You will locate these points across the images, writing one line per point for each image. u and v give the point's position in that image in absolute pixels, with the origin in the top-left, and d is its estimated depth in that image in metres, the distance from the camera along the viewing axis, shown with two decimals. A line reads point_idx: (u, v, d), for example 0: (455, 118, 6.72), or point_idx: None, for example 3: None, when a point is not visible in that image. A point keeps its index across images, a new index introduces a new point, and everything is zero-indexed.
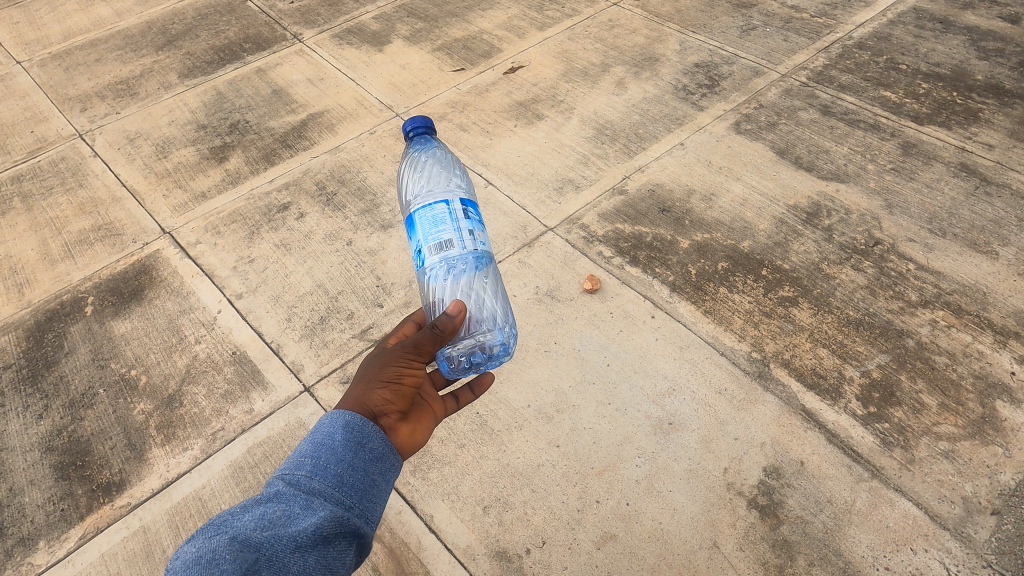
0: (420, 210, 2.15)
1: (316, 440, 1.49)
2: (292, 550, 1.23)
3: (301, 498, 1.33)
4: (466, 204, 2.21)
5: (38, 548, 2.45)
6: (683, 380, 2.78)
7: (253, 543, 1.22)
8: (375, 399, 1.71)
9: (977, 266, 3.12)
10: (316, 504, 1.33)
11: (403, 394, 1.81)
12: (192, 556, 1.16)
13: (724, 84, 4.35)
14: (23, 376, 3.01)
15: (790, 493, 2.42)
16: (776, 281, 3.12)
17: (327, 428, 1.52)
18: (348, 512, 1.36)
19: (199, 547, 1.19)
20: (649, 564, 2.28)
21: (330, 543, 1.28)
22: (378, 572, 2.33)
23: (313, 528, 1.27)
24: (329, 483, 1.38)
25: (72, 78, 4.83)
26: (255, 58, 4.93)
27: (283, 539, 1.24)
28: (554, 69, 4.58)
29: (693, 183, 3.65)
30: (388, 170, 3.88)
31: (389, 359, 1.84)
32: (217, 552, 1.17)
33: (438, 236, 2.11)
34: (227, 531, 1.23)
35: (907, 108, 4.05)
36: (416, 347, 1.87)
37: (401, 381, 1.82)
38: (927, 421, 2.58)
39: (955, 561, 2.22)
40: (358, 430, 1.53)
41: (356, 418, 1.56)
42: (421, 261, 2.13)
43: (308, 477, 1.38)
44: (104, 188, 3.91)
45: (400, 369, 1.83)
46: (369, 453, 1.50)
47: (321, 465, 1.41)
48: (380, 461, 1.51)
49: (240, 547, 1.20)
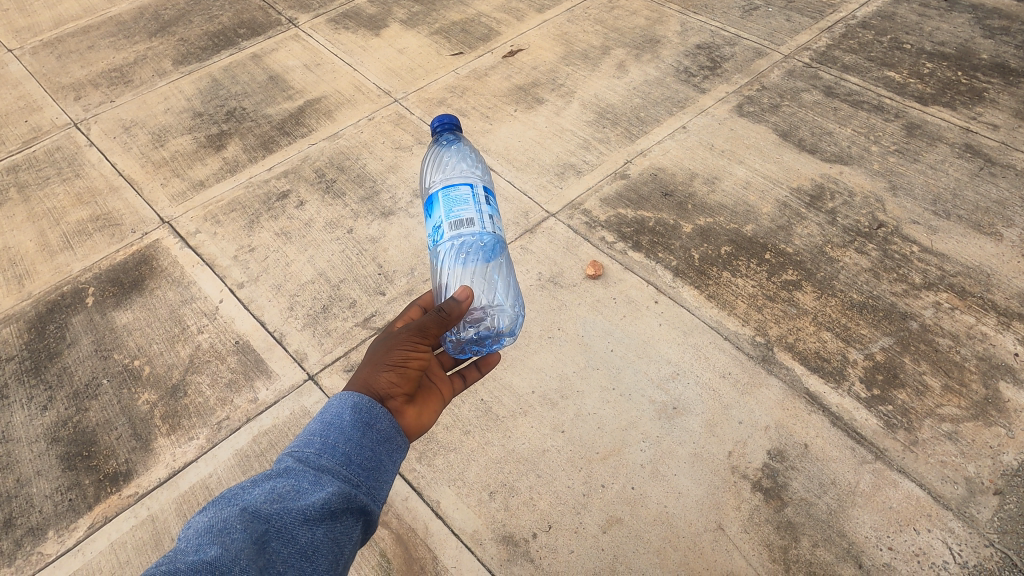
0: (443, 189, 2.17)
1: (324, 420, 1.49)
2: (300, 523, 1.24)
3: (309, 473, 1.34)
4: (488, 192, 2.24)
5: (47, 537, 2.46)
6: (686, 365, 2.79)
7: (263, 514, 1.23)
8: (382, 381, 1.70)
9: (981, 248, 3.11)
10: (324, 479, 1.35)
11: (410, 376, 1.79)
12: (203, 524, 1.18)
13: (726, 66, 4.30)
14: (26, 367, 3.00)
15: (794, 475, 2.44)
16: (779, 265, 3.11)
17: (335, 409, 1.52)
18: (356, 489, 1.37)
19: (210, 517, 1.20)
20: (654, 547, 2.30)
21: (338, 518, 1.29)
22: (386, 558, 2.34)
23: (322, 502, 1.28)
24: (337, 460, 1.39)
25: (65, 66, 4.76)
26: (250, 44, 4.86)
27: (292, 512, 1.25)
28: (554, 52, 4.52)
29: (695, 167, 3.63)
30: (388, 157, 3.85)
31: (394, 343, 1.82)
32: (227, 522, 1.18)
33: (459, 214, 2.12)
34: (238, 503, 1.24)
35: (911, 88, 4.01)
36: (421, 329, 1.87)
37: (407, 363, 1.80)
38: (930, 403, 2.59)
39: (958, 541, 2.24)
40: (367, 410, 1.53)
41: (364, 399, 1.56)
42: (438, 237, 2.14)
43: (317, 454, 1.39)
44: (101, 178, 3.88)
45: (405, 353, 1.81)
46: (377, 434, 1.50)
47: (330, 443, 1.42)
48: (388, 442, 1.52)
49: (251, 518, 1.21)
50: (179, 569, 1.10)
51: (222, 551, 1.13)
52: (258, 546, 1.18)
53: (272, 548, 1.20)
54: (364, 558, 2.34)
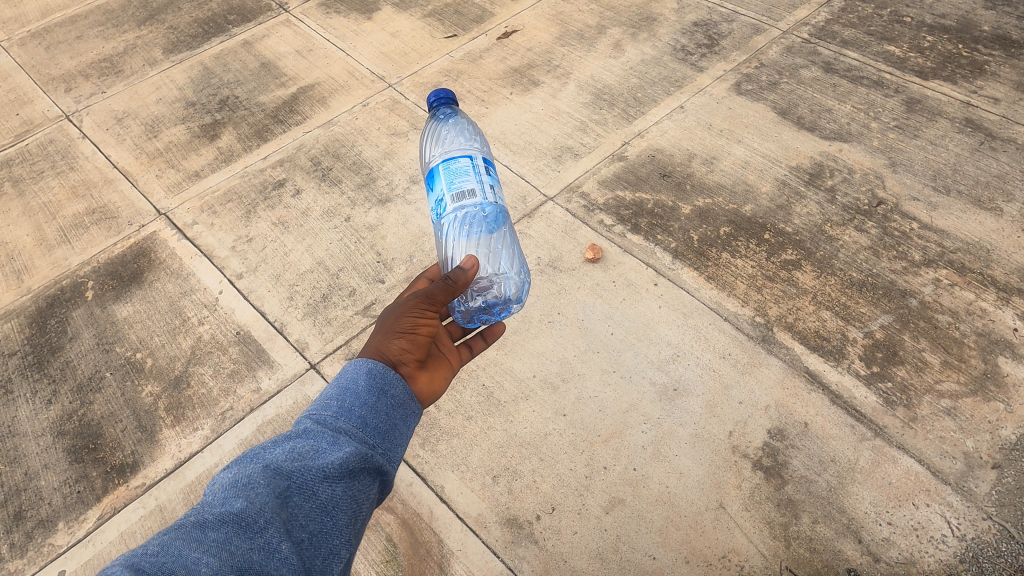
0: (443, 162, 2.16)
1: (340, 384, 1.48)
2: (320, 480, 1.28)
3: (328, 435, 1.36)
4: (488, 162, 2.23)
5: (57, 529, 2.49)
6: (686, 346, 2.80)
7: (285, 471, 1.27)
8: (393, 348, 1.70)
9: (981, 224, 3.10)
10: (342, 440, 1.36)
11: (420, 343, 1.79)
12: (229, 479, 1.24)
13: (723, 43, 4.24)
14: (28, 362, 3.01)
15: (794, 453, 2.46)
16: (779, 245, 3.10)
17: (351, 373, 1.51)
18: (372, 450, 1.39)
19: (234, 473, 1.26)
20: (657, 527, 2.32)
21: (355, 477, 1.32)
22: (392, 542, 2.37)
23: (340, 462, 1.31)
24: (354, 423, 1.40)
25: (54, 57, 4.70)
26: (241, 31, 4.79)
27: (312, 470, 1.28)
28: (550, 33, 4.46)
29: (694, 147, 3.60)
30: (384, 143, 3.82)
31: (403, 311, 1.82)
32: (251, 477, 1.24)
33: (461, 185, 2.11)
34: (260, 460, 1.29)
35: (911, 63, 3.96)
36: (428, 297, 1.87)
37: (417, 331, 1.80)
38: (930, 380, 2.61)
39: (956, 515, 2.27)
40: (381, 376, 1.52)
41: (378, 364, 1.54)
42: (440, 210, 2.13)
43: (335, 416, 1.39)
44: (96, 171, 3.85)
45: (414, 320, 1.81)
46: (391, 399, 1.49)
47: (346, 407, 1.42)
48: (402, 407, 1.51)
49: (273, 474, 1.26)
50: (208, 519, 1.17)
51: (248, 504, 1.19)
52: (281, 500, 1.23)
53: (293, 503, 1.25)
54: (371, 543, 2.37)
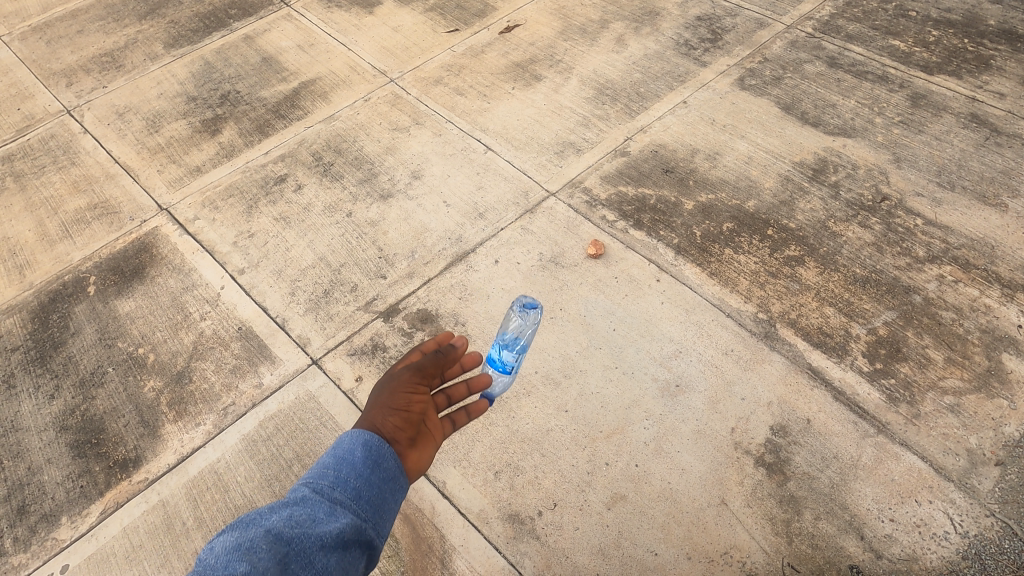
0: None
1: (337, 454, 1.47)
2: (318, 548, 1.23)
3: (324, 504, 1.33)
4: None
5: (61, 523, 2.50)
6: (689, 343, 2.79)
7: (285, 537, 1.22)
8: (386, 423, 1.62)
9: (986, 220, 3.08)
10: (338, 511, 1.34)
11: (414, 421, 1.68)
12: (230, 543, 1.19)
13: (727, 37, 4.22)
14: (31, 357, 3.01)
15: (797, 450, 2.45)
16: (782, 241, 3.09)
17: (347, 444, 1.49)
18: (366, 523, 1.36)
19: (234, 538, 1.21)
20: (659, 523, 2.32)
21: (349, 548, 1.29)
22: (394, 538, 2.37)
23: (336, 532, 1.29)
24: (349, 494, 1.38)
25: (55, 51, 4.69)
26: (242, 25, 4.77)
27: (310, 538, 1.24)
28: (552, 27, 4.44)
29: (697, 143, 3.58)
30: (385, 138, 3.80)
31: (396, 385, 1.73)
32: (253, 541, 1.19)
33: None
34: (258, 526, 1.25)
35: (916, 58, 3.93)
36: (420, 370, 1.79)
37: (412, 407, 1.70)
38: (933, 376, 2.60)
39: (959, 511, 2.27)
40: (377, 448, 1.51)
41: (374, 437, 1.53)
42: None
43: (331, 487, 1.37)
44: (97, 166, 3.85)
45: (409, 395, 1.72)
46: (384, 472, 1.48)
47: (342, 478, 1.41)
48: (393, 481, 1.49)
49: (273, 540, 1.22)
50: None
51: (251, 568, 1.14)
52: (281, 567, 1.18)
53: (291, 571, 1.19)
54: None
